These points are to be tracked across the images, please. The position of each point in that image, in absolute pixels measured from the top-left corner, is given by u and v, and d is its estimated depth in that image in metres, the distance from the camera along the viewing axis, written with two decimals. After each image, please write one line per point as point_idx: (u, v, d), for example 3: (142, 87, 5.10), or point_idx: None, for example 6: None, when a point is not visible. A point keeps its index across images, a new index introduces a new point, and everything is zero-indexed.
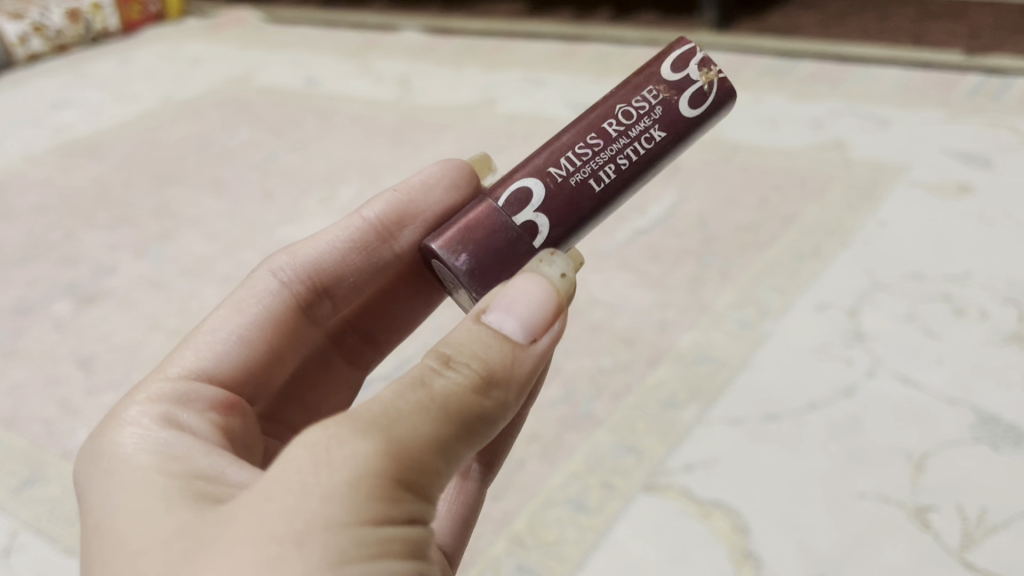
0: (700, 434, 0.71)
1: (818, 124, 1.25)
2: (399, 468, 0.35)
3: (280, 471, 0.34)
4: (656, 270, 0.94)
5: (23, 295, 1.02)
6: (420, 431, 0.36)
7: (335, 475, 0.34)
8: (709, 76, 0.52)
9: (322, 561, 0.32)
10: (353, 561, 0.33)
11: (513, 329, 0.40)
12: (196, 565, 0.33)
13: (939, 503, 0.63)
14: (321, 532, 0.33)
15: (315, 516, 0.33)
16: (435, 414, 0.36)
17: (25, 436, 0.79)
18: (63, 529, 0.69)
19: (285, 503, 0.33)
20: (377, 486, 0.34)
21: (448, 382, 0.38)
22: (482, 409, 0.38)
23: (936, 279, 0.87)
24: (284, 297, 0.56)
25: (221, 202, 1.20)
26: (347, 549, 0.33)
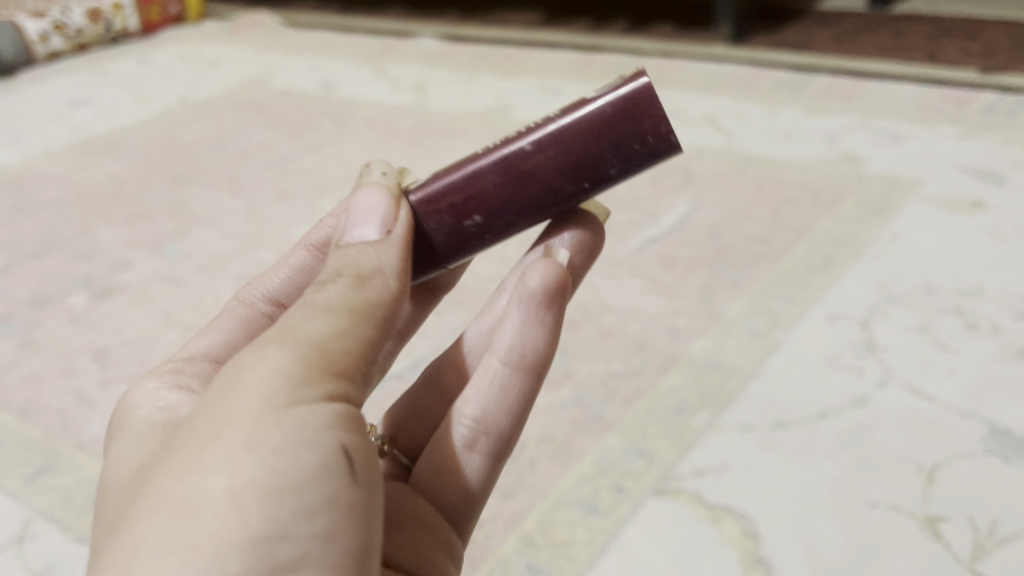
0: (711, 440, 0.71)
1: (832, 138, 1.26)
2: (307, 361, 0.39)
3: (207, 400, 0.40)
4: (669, 277, 0.95)
5: (39, 288, 1.02)
6: (320, 329, 0.40)
7: (248, 380, 0.39)
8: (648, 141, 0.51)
9: (242, 445, 0.37)
10: (279, 435, 0.37)
11: (370, 232, 0.46)
12: (152, 479, 0.38)
13: (951, 513, 0.63)
14: (243, 422, 0.37)
15: (237, 411, 0.38)
16: (328, 315, 0.40)
17: (40, 426, 0.79)
18: (74, 518, 0.69)
19: (218, 414, 0.38)
20: (288, 377, 0.38)
21: (334, 292, 0.41)
22: (374, 299, 0.42)
23: (948, 293, 0.88)
24: (251, 313, 0.58)
25: (236, 201, 1.21)
26: (271, 430, 0.37)
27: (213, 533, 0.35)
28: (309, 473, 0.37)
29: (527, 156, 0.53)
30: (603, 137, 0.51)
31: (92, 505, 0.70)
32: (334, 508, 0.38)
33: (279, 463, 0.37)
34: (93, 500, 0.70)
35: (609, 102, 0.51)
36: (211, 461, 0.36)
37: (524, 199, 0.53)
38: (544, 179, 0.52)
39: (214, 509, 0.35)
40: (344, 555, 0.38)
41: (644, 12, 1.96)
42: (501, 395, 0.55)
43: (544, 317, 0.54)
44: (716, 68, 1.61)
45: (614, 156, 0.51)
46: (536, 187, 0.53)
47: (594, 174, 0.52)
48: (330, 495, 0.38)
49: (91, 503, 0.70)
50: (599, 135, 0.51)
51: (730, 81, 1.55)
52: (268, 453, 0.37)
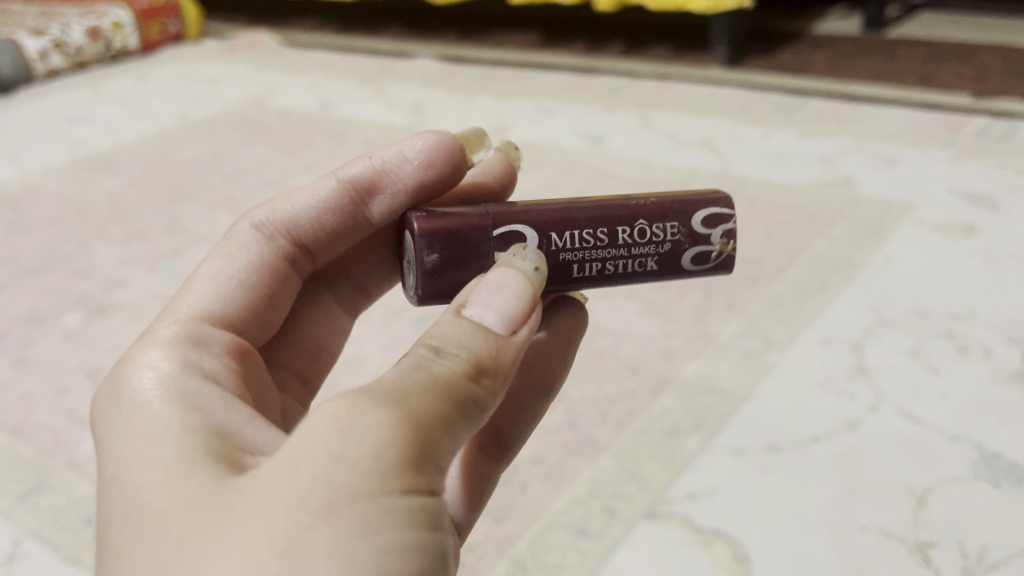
0: (702, 463, 0.72)
1: (827, 161, 1.27)
2: (420, 445, 0.34)
3: (299, 445, 0.33)
4: (663, 299, 0.95)
5: (35, 306, 1.03)
6: (433, 409, 0.35)
7: (360, 440, 0.33)
8: (726, 245, 0.54)
9: (350, 532, 0.31)
10: (388, 524, 0.32)
11: (493, 322, 0.39)
12: (228, 534, 0.32)
13: (941, 538, 0.63)
14: (355, 498, 0.32)
15: (344, 482, 0.32)
16: (441, 395, 0.36)
17: (32, 444, 0.79)
18: (66, 538, 0.69)
19: (317, 473, 0.32)
20: (405, 458, 0.33)
21: (444, 369, 0.37)
22: (484, 397, 0.37)
23: (941, 317, 0.88)
24: (270, 250, 0.53)
25: (233, 219, 1.22)
26: (383, 518, 0.32)
27: None
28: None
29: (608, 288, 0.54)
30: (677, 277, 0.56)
31: (83, 525, 0.70)
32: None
33: (388, 557, 0.32)
34: (85, 521, 0.70)
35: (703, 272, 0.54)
36: (309, 532, 0.31)
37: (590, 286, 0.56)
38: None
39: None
40: None
41: (641, 35, 1.97)
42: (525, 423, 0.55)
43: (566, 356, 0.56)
44: (712, 91, 1.62)
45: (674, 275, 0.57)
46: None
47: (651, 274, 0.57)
48: None
49: (82, 523, 0.70)
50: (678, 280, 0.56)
51: (726, 103, 1.56)
52: (377, 549, 0.32)
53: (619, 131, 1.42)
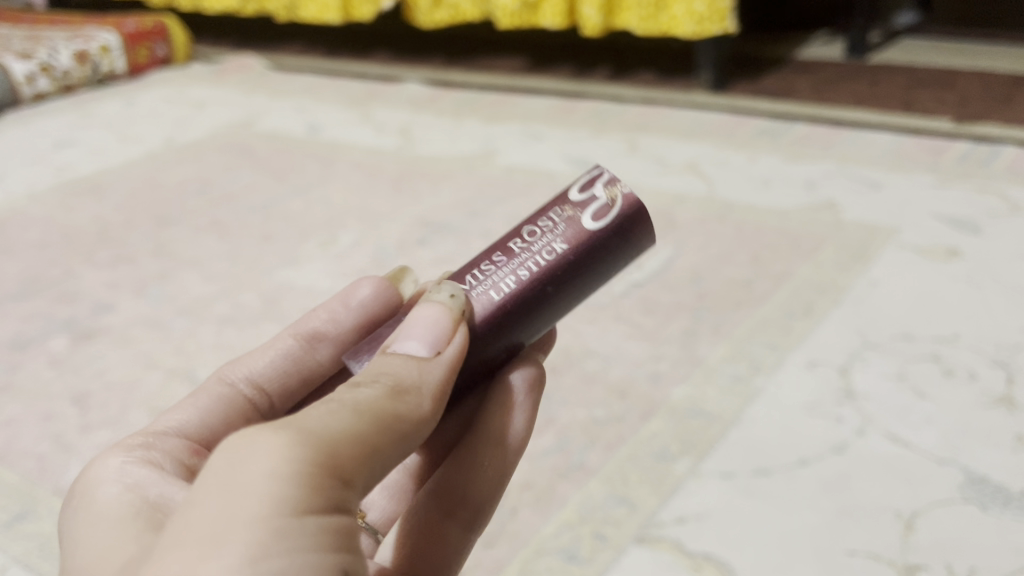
0: (692, 487, 0.72)
1: (811, 185, 1.28)
2: (317, 461, 0.35)
3: (196, 491, 0.35)
4: (650, 323, 0.96)
5: (20, 331, 1.02)
6: (337, 428, 0.37)
7: (252, 467, 0.35)
8: (615, 191, 0.52)
9: (242, 554, 0.33)
10: (278, 546, 0.33)
11: (416, 347, 0.44)
12: None
13: (929, 562, 0.63)
14: (240, 525, 0.33)
15: (236, 509, 0.34)
16: (351, 415, 0.38)
17: (17, 471, 0.79)
18: (51, 566, 0.68)
19: (215, 504, 0.34)
20: (298, 478, 0.35)
21: (363, 395, 0.40)
22: (405, 414, 0.40)
23: (926, 340, 0.89)
24: (230, 392, 0.56)
25: (221, 243, 1.22)
26: (273, 540, 0.33)
27: None
28: None
29: (549, 297, 0.52)
30: (609, 262, 0.53)
31: None
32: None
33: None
34: None
35: (611, 230, 0.51)
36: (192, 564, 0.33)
37: (542, 323, 0.52)
38: (556, 299, 0.52)
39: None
40: None
41: (627, 59, 2.00)
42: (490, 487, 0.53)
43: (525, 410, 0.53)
44: (697, 115, 1.64)
45: (611, 266, 0.53)
46: (552, 311, 0.52)
47: (596, 281, 0.53)
48: None
49: None
50: (605, 258, 0.52)
51: (711, 127, 1.57)
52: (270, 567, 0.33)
53: (606, 156, 1.44)
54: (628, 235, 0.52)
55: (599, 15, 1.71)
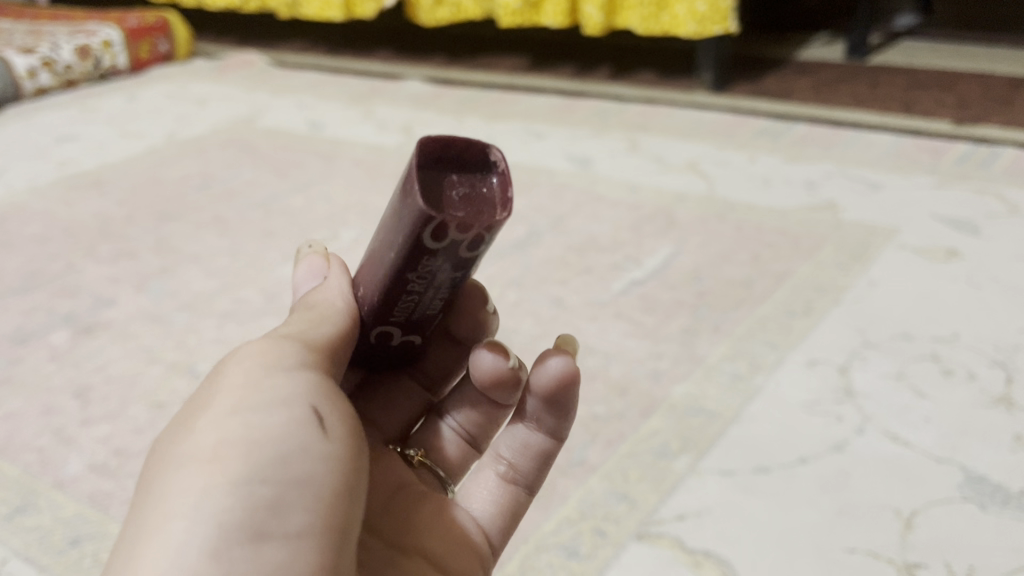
0: (691, 484, 0.72)
1: (811, 186, 1.28)
2: (265, 361, 0.43)
3: (169, 424, 0.42)
4: (651, 320, 0.96)
5: (21, 324, 1.02)
6: (288, 335, 0.46)
7: (218, 382, 0.42)
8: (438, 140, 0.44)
9: (228, 408, 0.40)
10: (258, 398, 0.41)
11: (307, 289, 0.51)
12: (154, 457, 0.41)
13: (928, 560, 0.63)
14: (221, 416, 0.40)
15: (223, 387, 0.42)
16: (297, 326, 0.47)
17: (18, 464, 0.79)
18: (52, 559, 0.68)
19: (204, 395, 0.42)
20: (254, 374, 0.42)
21: (295, 321, 0.48)
22: (331, 318, 0.48)
23: (925, 340, 0.89)
24: None
25: (222, 238, 1.22)
26: (251, 414, 0.40)
27: (209, 477, 0.38)
28: (287, 424, 0.40)
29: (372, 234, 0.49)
30: (398, 215, 0.45)
31: (69, 546, 0.69)
32: (328, 474, 0.40)
33: (265, 436, 0.39)
34: (70, 542, 0.70)
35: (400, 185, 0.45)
36: (195, 452, 0.39)
37: (368, 282, 0.49)
38: (375, 253, 0.48)
39: (215, 490, 0.37)
40: (323, 492, 0.40)
41: (628, 58, 2.00)
42: (524, 446, 0.58)
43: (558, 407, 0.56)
44: (698, 115, 1.64)
45: (399, 227, 0.45)
46: (372, 270, 0.48)
47: (396, 243, 0.46)
48: (306, 445, 0.40)
49: (68, 544, 0.69)
50: (397, 206, 0.45)
51: (712, 126, 1.58)
52: (250, 410, 0.40)
53: (607, 154, 1.44)
54: (407, 179, 0.44)
55: (601, 14, 1.71)
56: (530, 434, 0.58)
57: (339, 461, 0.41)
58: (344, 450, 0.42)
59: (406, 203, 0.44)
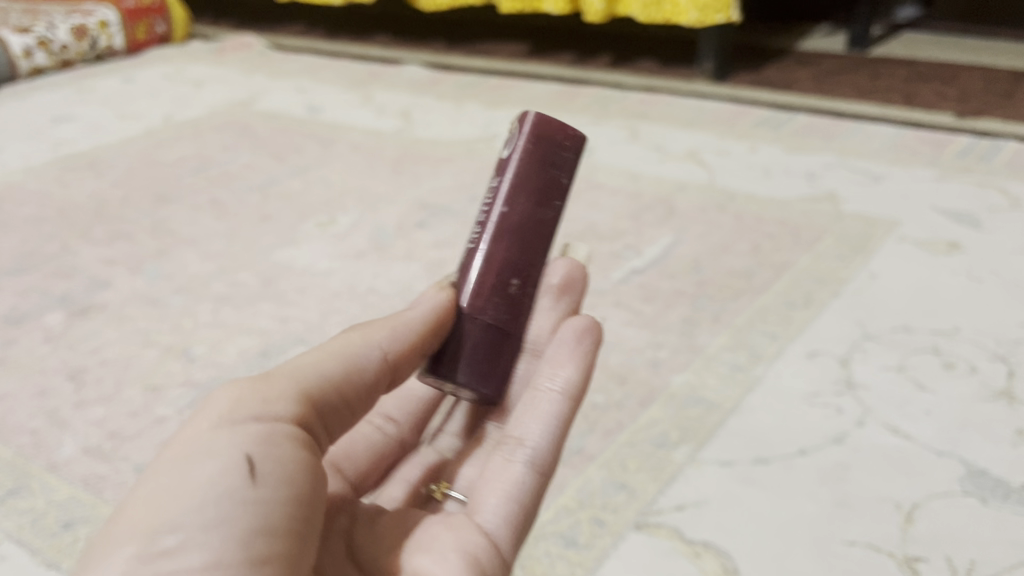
0: (691, 474, 0.71)
1: (812, 177, 1.28)
2: (226, 410, 0.41)
3: None
4: (650, 310, 0.95)
5: (15, 306, 1.01)
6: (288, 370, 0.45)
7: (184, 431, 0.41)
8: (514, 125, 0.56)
9: (173, 461, 0.39)
10: (204, 449, 0.39)
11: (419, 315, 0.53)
12: None
13: (929, 554, 0.63)
14: (162, 468, 0.39)
15: (184, 434, 0.41)
16: (305, 359, 0.46)
17: (11, 446, 0.78)
18: (44, 542, 0.68)
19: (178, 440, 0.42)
20: (209, 424, 0.41)
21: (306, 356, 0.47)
22: (347, 351, 0.48)
23: (926, 332, 0.89)
24: None
25: (219, 221, 1.21)
26: (187, 463, 0.39)
27: (128, 530, 0.37)
28: (215, 472, 0.38)
29: (506, 217, 0.55)
30: (551, 171, 0.55)
31: (63, 529, 0.69)
32: (251, 520, 0.38)
33: (188, 484, 0.38)
34: (64, 525, 0.69)
35: (522, 153, 0.55)
36: (130, 503, 0.38)
37: (532, 250, 0.55)
38: (530, 220, 0.55)
39: (129, 543, 0.36)
40: (239, 534, 0.37)
41: (629, 46, 1.99)
42: (545, 416, 0.54)
43: (578, 355, 0.55)
44: (698, 104, 1.63)
45: (558, 169, 0.56)
46: (535, 234, 0.55)
47: (558, 191, 0.56)
48: (227, 492, 0.38)
49: (62, 527, 0.69)
50: (546, 167, 0.55)
51: (713, 115, 1.57)
52: (187, 462, 0.39)
53: (607, 142, 1.43)
54: (537, 141, 0.55)
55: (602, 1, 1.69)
56: (551, 400, 0.54)
57: (270, 507, 0.38)
58: (281, 495, 0.39)
59: (559, 153, 0.56)
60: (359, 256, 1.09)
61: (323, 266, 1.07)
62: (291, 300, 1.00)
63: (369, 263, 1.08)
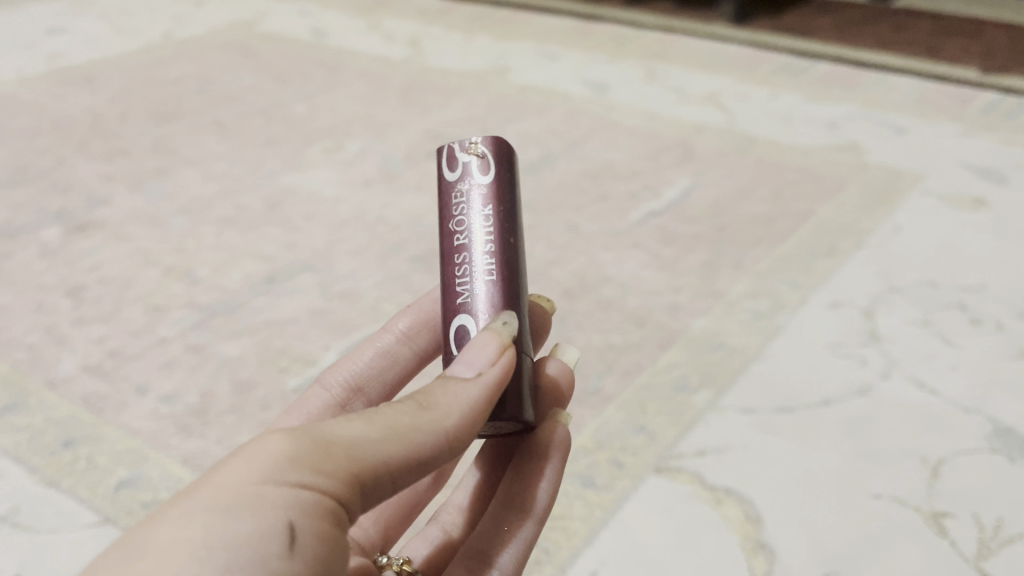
0: (711, 420, 0.69)
1: (833, 126, 1.24)
2: (276, 460, 0.32)
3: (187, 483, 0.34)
4: (669, 252, 0.93)
5: (10, 218, 0.97)
6: (355, 428, 0.34)
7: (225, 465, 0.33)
8: (476, 148, 0.47)
9: (200, 507, 0.31)
10: (230, 513, 0.31)
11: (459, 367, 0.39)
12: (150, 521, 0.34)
13: (957, 510, 0.61)
14: (189, 512, 0.31)
15: (220, 472, 0.33)
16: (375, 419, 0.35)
17: (7, 360, 0.75)
18: (42, 461, 0.65)
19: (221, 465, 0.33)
20: (254, 472, 0.32)
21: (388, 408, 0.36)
22: (433, 419, 0.36)
23: (951, 288, 0.87)
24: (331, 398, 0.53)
25: (221, 142, 1.17)
26: (219, 518, 0.31)
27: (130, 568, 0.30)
28: (243, 538, 0.30)
29: (517, 256, 0.46)
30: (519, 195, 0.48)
31: (62, 448, 0.66)
32: None
33: (201, 553, 0.30)
34: (63, 443, 0.67)
35: (503, 184, 0.47)
36: (142, 538, 0.31)
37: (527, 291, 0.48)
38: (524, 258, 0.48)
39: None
40: None
41: None
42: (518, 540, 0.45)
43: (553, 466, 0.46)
44: (716, 47, 1.59)
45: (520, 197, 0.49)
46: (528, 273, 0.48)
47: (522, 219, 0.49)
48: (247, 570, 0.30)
49: (61, 446, 0.66)
50: (517, 193, 0.48)
51: (730, 59, 1.52)
52: (214, 517, 0.31)
53: (623, 81, 1.39)
54: (506, 168, 0.47)
55: None
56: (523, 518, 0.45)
57: None
58: None
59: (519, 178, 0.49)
60: (367, 185, 1.06)
61: (329, 193, 1.04)
62: (298, 226, 0.97)
63: (377, 192, 1.04)
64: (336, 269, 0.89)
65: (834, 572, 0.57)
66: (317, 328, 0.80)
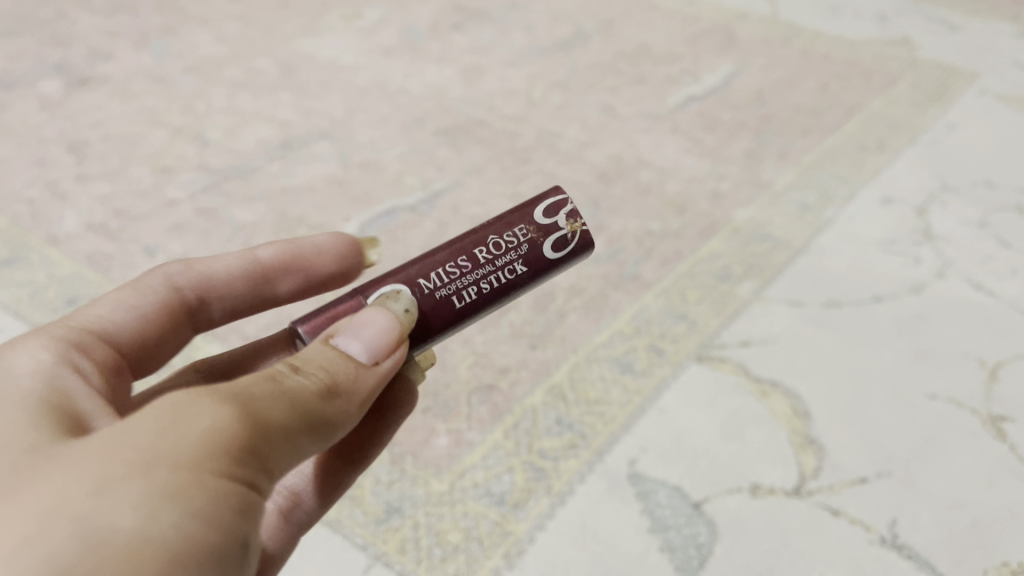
0: (757, 311, 0.65)
1: (883, 19, 1.17)
2: (208, 443, 0.27)
3: (51, 464, 0.26)
4: (710, 139, 0.87)
5: (7, 70, 0.91)
6: (274, 410, 0.29)
7: (147, 447, 0.26)
8: (577, 225, 0.41)
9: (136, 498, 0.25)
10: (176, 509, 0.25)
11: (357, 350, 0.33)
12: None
13: (1016, 414, 0.58)
14: (124, 508, 0.24)
15: (148, 455, 0.26)
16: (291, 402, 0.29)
17: (6, 214, 0.70)
18: (45, 317, 0.61)
19: (129, 445, 0.26)
20: (192, 456, 0.26)
21: (297, 383, 0.30)
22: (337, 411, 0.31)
23: (1009, 190, 0.82)
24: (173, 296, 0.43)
25: (232, 3, 1.09)
26: (164, 513, 0.25)
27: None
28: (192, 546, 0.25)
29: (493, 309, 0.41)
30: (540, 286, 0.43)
31: (66, 305, 0.62)
32: None
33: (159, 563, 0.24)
34: (67, 300, 0.62)
35: (547, 271, 0.41)
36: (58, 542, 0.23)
37: None
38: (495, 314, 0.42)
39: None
40: None
41: None
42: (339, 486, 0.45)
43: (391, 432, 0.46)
44: None
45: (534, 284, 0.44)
46: None
47: None
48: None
49: (65, 303, 0.62)
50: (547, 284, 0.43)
51: None
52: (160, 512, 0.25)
53: None
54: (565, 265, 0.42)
55: None
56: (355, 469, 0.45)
57: None
58: None
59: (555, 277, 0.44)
60: (388, 54, 0.99)
61: (348, 62, 0.97)
62: (314, 93, 0.91)
63: (399, 63, 0.98)
64: (356, 138, 0.83)
65: (887, 471, 0.54)
66: (337, 197, 0.75)
